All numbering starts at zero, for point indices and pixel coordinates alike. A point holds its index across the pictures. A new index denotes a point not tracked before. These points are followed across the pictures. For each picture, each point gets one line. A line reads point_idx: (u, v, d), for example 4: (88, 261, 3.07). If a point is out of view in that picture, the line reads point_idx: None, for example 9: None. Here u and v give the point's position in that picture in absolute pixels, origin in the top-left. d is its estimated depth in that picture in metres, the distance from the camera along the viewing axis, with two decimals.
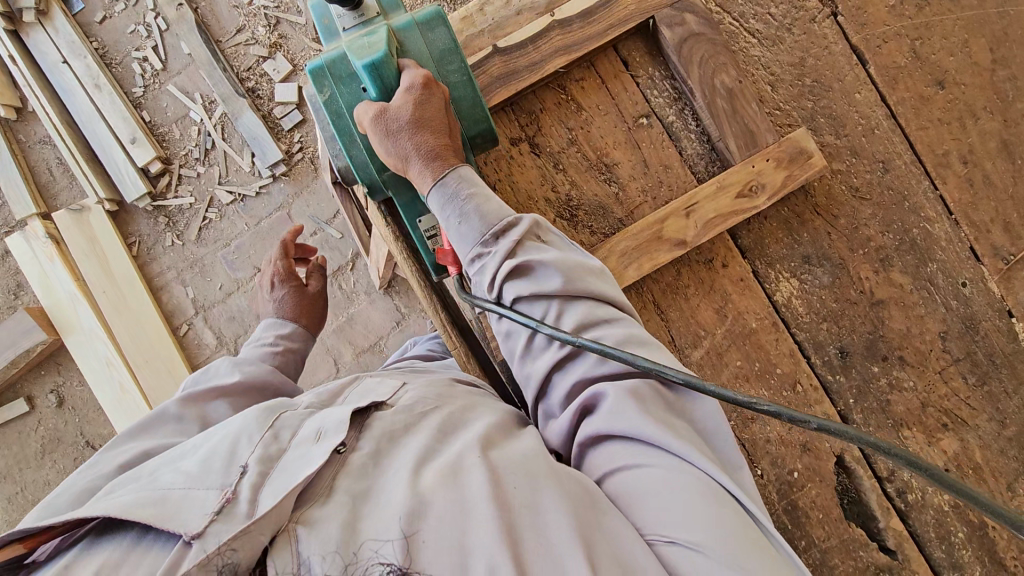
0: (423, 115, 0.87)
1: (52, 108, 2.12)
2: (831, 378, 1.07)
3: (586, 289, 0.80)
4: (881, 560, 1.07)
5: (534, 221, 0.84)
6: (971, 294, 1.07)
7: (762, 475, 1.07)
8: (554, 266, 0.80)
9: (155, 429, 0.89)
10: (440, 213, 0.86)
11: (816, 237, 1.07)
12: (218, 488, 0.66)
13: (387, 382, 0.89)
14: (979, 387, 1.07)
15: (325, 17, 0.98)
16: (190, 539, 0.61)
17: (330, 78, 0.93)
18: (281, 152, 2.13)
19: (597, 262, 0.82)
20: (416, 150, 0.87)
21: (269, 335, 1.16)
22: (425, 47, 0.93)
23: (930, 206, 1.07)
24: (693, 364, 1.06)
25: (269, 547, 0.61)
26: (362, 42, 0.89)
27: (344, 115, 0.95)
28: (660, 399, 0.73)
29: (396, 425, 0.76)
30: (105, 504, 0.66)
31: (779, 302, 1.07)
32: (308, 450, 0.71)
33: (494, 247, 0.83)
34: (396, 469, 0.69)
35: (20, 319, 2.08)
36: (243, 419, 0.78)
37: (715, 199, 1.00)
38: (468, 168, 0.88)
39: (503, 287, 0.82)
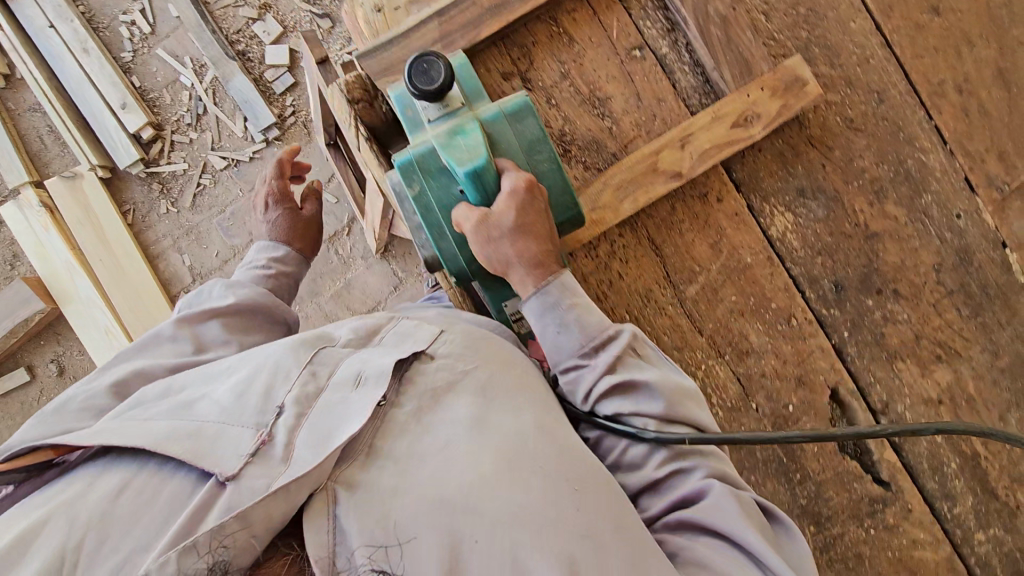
0: (525, 220, 0.89)
1: (42, 74, 2.10)
2: (826, 312, 1.07)
3: (686, 415, 0.84)
4: (874, 491, 1.09)
5: (634, 334, 0.89)
6: (965, 226, 1.07)
7: (757, 410, 1.07)
8: (656, 389, 0.84)
9: (154, 347, 1.00)
10: (538, 318, 0.90)
11: (810, 169, 1.06)
12: (252, 427, 0.77)
13: (422, 326, 0.98)
14: (973, 318, 1.08)
15: (408, 107, 0.95)
16: (224, 479, 0.71)
17: (420, 173, 0.92)
18: (273, 116, 2.11)
19: (695, 387, 0.87)
20: (518, 255, 0.90)
21: (262, 259, 1.21)
22: (514, 137, 0.93)
23: (925, 136, 1.06)
24: (688, 299, 1.06)
25: (308, 503, 0.71)
26: (457, 143, 0.89)
27: (434, 210, 0.94)
28: (759, 517, 0.78)
29: (439, 382, 0.86)
30: (145, 428, 0.77)
31: (774, 236, 1.07)
32: (347, 395, 0.82)
33: (593, 360, 0.88)
34: (445, 437, 0.78)
35: (17, 288, 2.08)
36: (284, 351, 0.88)
37: (710, 128, 1.00)
38: (569, 276, 0.92)
39: (600, 401, 0.87)
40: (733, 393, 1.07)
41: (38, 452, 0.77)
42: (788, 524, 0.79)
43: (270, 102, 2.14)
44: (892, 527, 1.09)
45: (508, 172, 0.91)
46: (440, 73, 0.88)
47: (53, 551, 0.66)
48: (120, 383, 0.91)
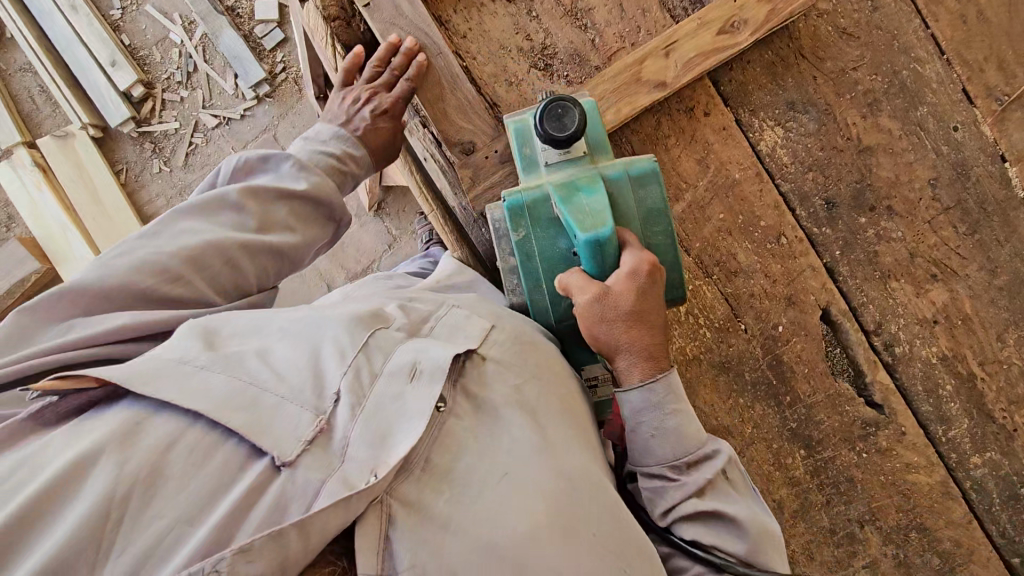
0: (642, 308, 0.77)
1: (30, 33, 2.08)
2: (817, 230, 1.05)
3: (767, 565, 0.73)
4: (866, 414, 1.07)
5: (731, 457, 0.76)
6: (962, 138, 1.04)
7: (746, 330, 1.05)
8: (744, 530, 0.73)
9: (217, 213, 0.82)
10: (629, 414, 0.78)
11: (800, 82, 1.03)
12: (311, 411, 0.65)
13: (475, 318, 0.82)
14: (970, 236, 1.05)
15: (526, 145, 0.89)
16: (281, 466, 0.60)
17: (528, 218, 0.85)
18: (264, 72, 2.08)
19: (782, 532, 0.75)
20: (627, 342, 0.77)
21: (336, 148, 0.93)
22: (635, 206, 0.84)
23: (921, 46, 1.03)
24: (674, 217, 1.04)
25: (359, 520, 0.61)
26: (582, 201, 0.80)
27: (535, 260, 0.86)
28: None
29: (499, 396, 0.74)
30: (199, 383, 0.63)
31: (763, 152, 1.04)
32: (405, 389, 0.68)
33: (683, 478, 0.76)
34: (506, 467, 0.68)
35: (10, 249, 2.03)
36: (340, 321, 0.74)
37: (696, 36, 0.97)
38: (676, 376, 0.78)
39: (679, 522, 0.76)
40: (720, 315, 1.05)
41: (79, 376, 0.62)
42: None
43: (261, 58, 2.11)
44: (885, 451, 1.07)
45: (631, 245, 0.81)
46: (573, 121, 0.81)
47: (97, 502, 0.54)
48: (190, 249, 0.77)
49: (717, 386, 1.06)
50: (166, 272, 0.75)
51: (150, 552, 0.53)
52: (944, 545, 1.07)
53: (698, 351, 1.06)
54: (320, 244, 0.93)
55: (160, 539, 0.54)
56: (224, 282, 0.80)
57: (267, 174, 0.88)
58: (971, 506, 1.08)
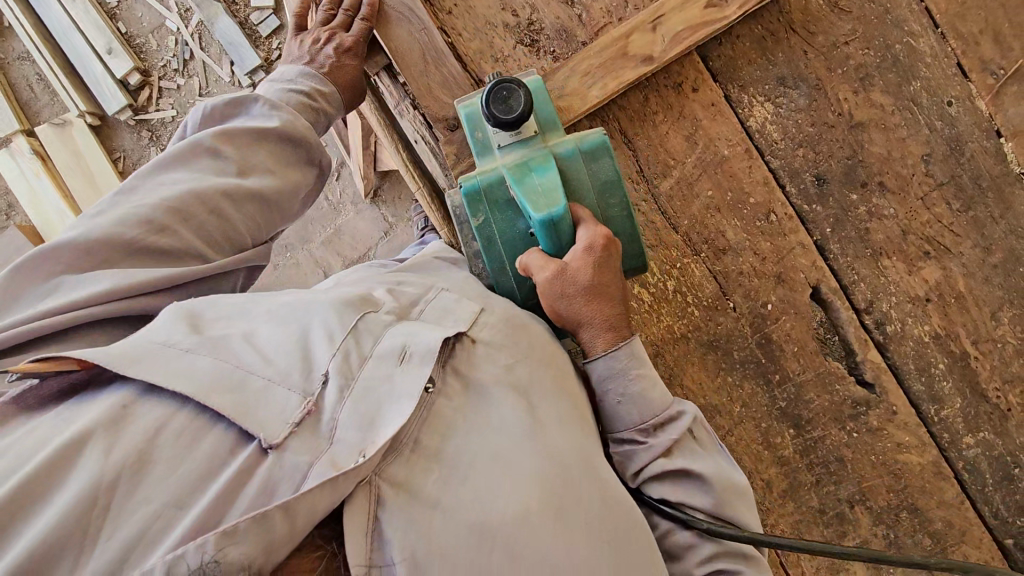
0: (602, 281, 0.77)
1: (28, 21, 2.09)
2: (808, 207, 1.04)
3: (735, 517, 0.75)
4: (856, 393, 1.06)
5: (697, 417, 0.78)
6: (956, 113, 1.02)
7: (735, 309, 1.05)
8: (710, 485, 0.75)
9: (193, 161, 0.83)
10: (597, 381, 0.79)
11: (791, 57, 1.01)
12: (299, 393, 0.64)
13: (465, 301, 0.82)
14: (964, 213, 1.03)
15: (478, 130, 0.90)
16: (267, 448, 0.60)
17: (485, 202, 0.87)
18: (259, 58, 2.07)
19: (749, 485, 0.77)
20: (591, 316, 0.78)
21: (304, 85, 0.94)
22: (589, 180, 0.86)
23: (914, 19, 1.01)
24: (662, 195, 1.03)
25: (347, 501, 0.60)
26: (533, 182, 0.82)
27: (496, 243, 0.88)
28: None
29: (487, 375, 0.74)
30: (184, 366, 0.63)
31: (753, 128, 1.03)
32: (393, 372, 0.68)
33: (651, 440, 0.77)
34: (493, 442, 0.68)
35: (10, 237, 2.06)
36: (328, 305, 0.73)
37: (683, 10, 0.95)
38: (640, 343, 0.79)
39: (649, 481, 0.78)
40: (708, 293, 1.04)
41: (63, 358, 0.62)
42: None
43: (256, 44, 2.10)
44: (876, 430, 1.06)
45: (586, 222, 0.81)
46: (519, 102, 0.83)
47: (83, 489, 0.53)
48: (173, 197, 0.78)
49: (706, 364, 1.05)
50: (150, 221, 0.76)
51: (138, 537, 0.53)
52: (936, 525, 1.06)
53: (686, 329, 1.05)
54: (304, 190, 0.94)
55: (145, 527, 0.53)
56: (211, 231, 0.81)
57: (240, 118, 0.88)
58: (963, 486, 1.07)
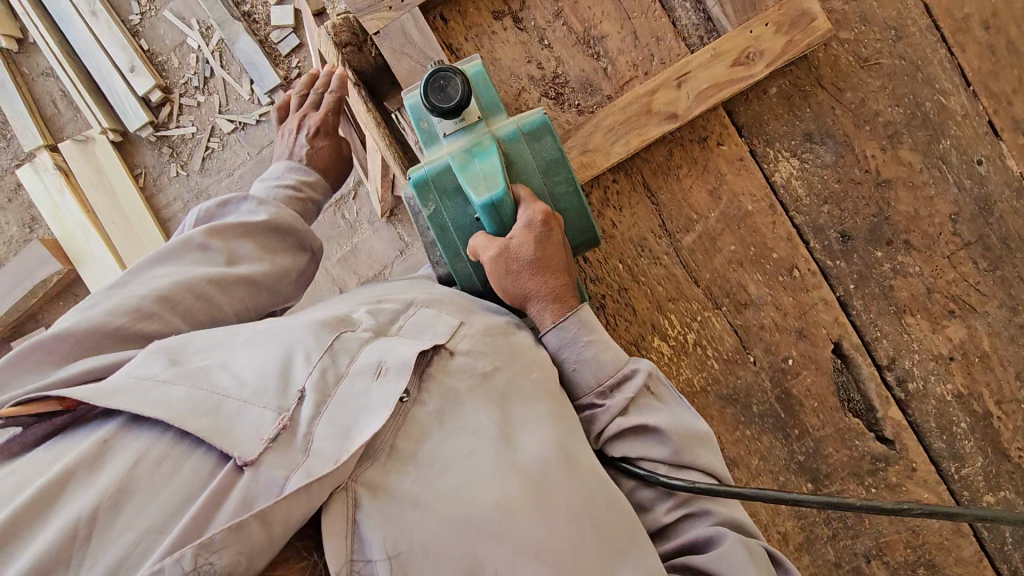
0: (545, 255, 0.82)
1: (52, 38, 2.11)
2: (831, 263, 1.03)
3: (697, 462, 0.77)
4: (876, 449, 1.05)
5: (649, 372, 0.81)
6: (986, 173, 1.01)
7: (755, 362, 1.04)
8: (668, 435, 0.77)
9: (182, 256, 0.86)
10: (555, 355, 0.84)
11: (819, 112, 1.01)
12: (274, 410, 0.65)
13: (445, 316, 0.83)
14: (991, 272, 1.02)
15: (423, 119, 0.89)
16: (243, 465, 0.60)
17: (434, 191, 0.87)
18: (278, 77, 2.09)
19: (707, 429, 0.79)
20: (537, 289, 0.84)
21: (290, 180, 1.04)
22: (533, 160, 0.87)
23: (946, 77, 1.00)
24: (684, 249, 1.02)
25: (324, 507, 0.60)
26: (475, 168, 0.84)
27: (449, 231, 0.89)
28: (767, 565, 0.71)
29: (462, 385, 0.75)
30: (161, 395, 0.64)
31: (777, 183, 1.02)
32: (369, 388, 0.69)
33: (609, 401, 0.81)
34: (465, 444, 0.69)
35: (34, 249, 2.10)
36: (301, 327, 0.74)
37: (709, 67, 0.95)
38: (588, 310, 0.85)
39: (611, 443, 0.80)
40: (730, 345, 1.04)
41: (46, 399, 0.65)
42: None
43: (276, 63, 2.12)
44: (895, 486, 1.05)
45: (527, 201, 0.85)
46: (457, 89, 0.83)
47: (68, 521, 0.56)
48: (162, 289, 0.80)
49: (724, 416, 1.05)
50: (139, 309, 0.78)
51: (120, 563, 0.54)
52: None
53: (705, 382, 1.04)
54: (295, 275, 0.96)
55: (127, 552, 0.55)
56: (199, 317, 0.82)
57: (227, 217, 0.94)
58: (983, 544, 1.06)
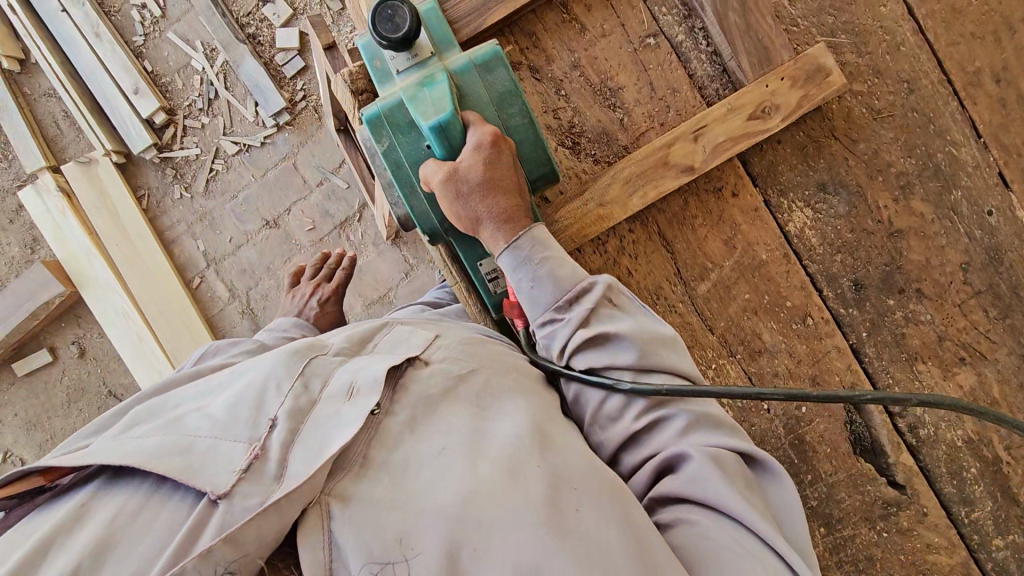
0: (494, 175, 0.84)
1: (54, 59, 2.09)
2: (844, 311, 1.04)
3: (663, 364, 0.78)
4: (888, 494, 1.07)
5: (609, 283, 0.82)
6: (996, 224, 1.02)
7: (768, 410, 1.06)
8: (630, 340, 0.78)
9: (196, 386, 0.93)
10: (511, 275, 0.83)
11: (833, 163, 1.02)
12: (245, 442, 0.68)
13: (419, 332, 0.91)
14: (1001, 320, 1.03)
15: (376, 57, 0.91)
16: (216, 499, 0.63)
17: (387, 127, 0.88)
18: (284, 100, 2.08)
19: (672, 332, 0.80)
20: (488, 211, 0.85)
21: (296, 332, 1.24)
22: (485, 91, 0.88)
23: (957, 129, 1.01)
24: (699, 297, 1.03)
25: (300, 520, 0.64)
26: (424, 95, 0.85)
27: (404, 166, 0.90)
28: (740, 470, 0.71)
29: (435, 390, 0.78)
30: (135, 447, 0.67)
31: (791, 233, 1.03)
32: (341, 408, 0.73)
33: (568, 314, 0.81)
34: (435, 442, 0.71)
35: (37, 271, 2.09)
36: (271, 362, 0.79)
37: (726, 121, 0.95)
38: (540, 229, 0.85)
39: (573, 355, 0.82)
40: (745, 393, 1.04)
41: (27, 476, 0.67)
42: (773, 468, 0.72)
43: (281, 86, 2.11)
44: (906, 530, 1.07)
45: (475, 126, 0.86)
46: (405, 21, 0.84)
47: None
48: None
49: None
50: None
51: None
52: None
53: None
54: None
55: None
56: None
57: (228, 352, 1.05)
58: None
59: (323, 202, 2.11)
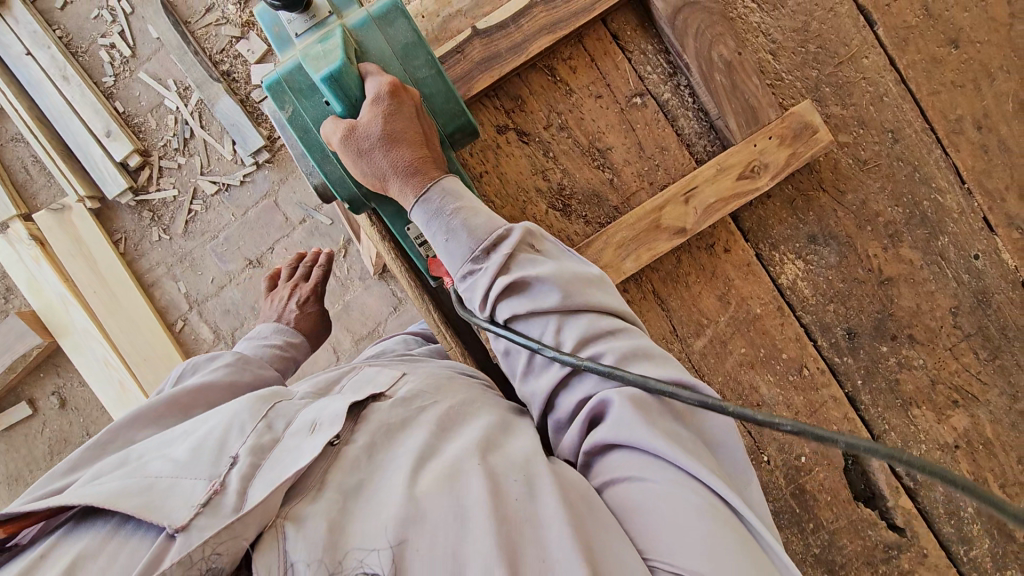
0: (396, 128, 0.81)
1: (21, 105, 2.03)
2: (838, 359, 1.04)
3: (587, 305, 0.73)
4: (888, 538, 1.07)
5: (528, 228, 0.77)
6: (983, 267, 1.03)
7: (768, 461, 1.08)
8: (551, 281, 0.73)
9: (165, 419, 0.85)
10: (425, 229, 0.80)
11: (822, 215, 1.02)
12: (205, 479, 0.63)
13: (385, 372, 0.85)
14: (992, 361, 1.04)
15: (274, 24, 0.91)
16: (173, 532, 0.57)
17: (290, 92, 0.87)
18: (262, 138, 2.02)
19: (597, 272, 0.75)
20: (393, 167, 0.81)
21: (276, 339, 1.21)
22: (386, 44, 0.86)
23: (942, 175, 1.02)
24: (696, 353, 1.03)
25: (256, 543, 0.57)
26: (318, 50, 0.83)
27: (312, 131, 0.89)
28: (665, 410, 0.68)
29: (394, 418, 0.72)
30: (94, 489, 0.63)
31: (784, 285, 1.03)
32: (302, 441, 0.68)
33: (485, 261, 0.76)
34: (393, 463, 0.65)
35: (13, 324, 2.03)
36: (235, 407, 0.74)
37: (715, 181, 0.95)
38: (451, 181, 0.81)
39: (498, 305, 0.76)
40: (744, 444, 1.08)
41: None
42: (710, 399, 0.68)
43: (257, 123, 2.04)
44: (907, 573, 1.07)
45: (373, 75, 0.84)
46: None
47: None
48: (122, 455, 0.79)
49: None
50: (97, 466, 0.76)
51: None
52: None
53: None
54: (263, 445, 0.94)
55: None
56: None
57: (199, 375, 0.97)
58: None
59: (307, 239, 2.07)
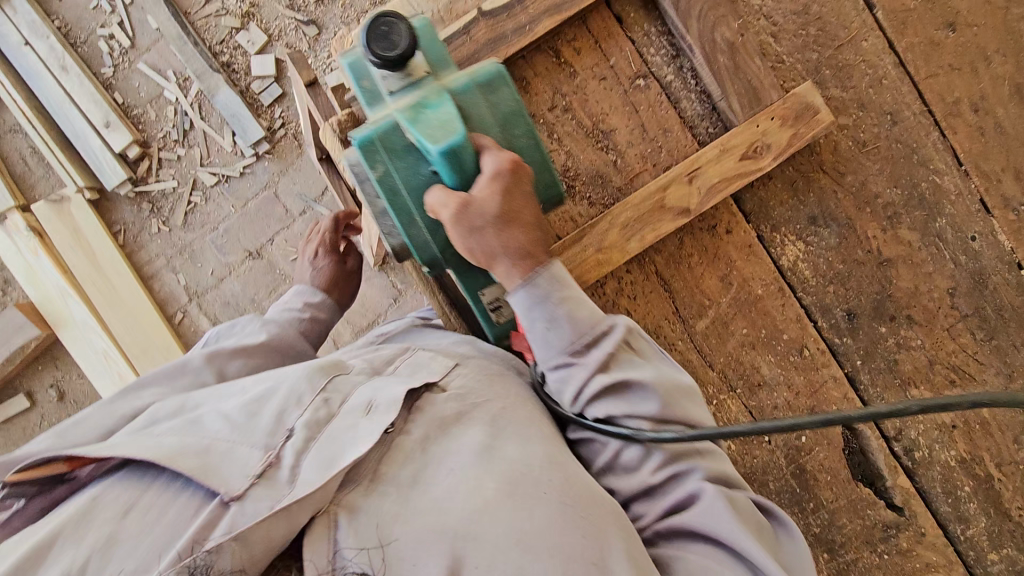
0: (512, 207, 0.74)
1: (20, 95, 2.02)
2: (838, 340, 1.06)
3: (683, 415, 0.74)
4: (887, 517, 1.08)
5: (629, 327, 0.77)
6: (980, 248, 1.05)
7: (770, 442, 1.08)
8: (654, 388, 0.73)
9: (177, 377, 0.87)
10: (525, 316, 0.74)
11: (822, 197, 1.03)
12: (261, 449, 0.64)
13: (439, 357, 0.83)
14: (988, 341, 1.06)
15: (363, 77, 0.79)
16: (229, 501, 0.59)
17: (383, 153, 0.75)
18: (262, 129, 2.02)
19: (692, 382, 0.76)
20: (505, 248, 0.74)
21: (297, 301, 1.09)
22: (489, 113, 0.78)
23: (939, 157, 1.03)
24: (698, 334, 1.04)
25: (307, 526, 0.59)
26: (429, 118, 0.73)
27: (402, 194, 0.77)
28: (752, 517, 0.71)
29: (450, 411, 0.72)
30: (151, 441, 0.64)
31: (785, 267, 1.04)
32: (358, 422, 0.67)
33: (586, 359, 0.74)
34: (451, 459, 0.66)
35: (11, 315, 2.02)
36: (294, 372, 0.73)
37: (719, 162, 0.96)
38: (561, 267, 0.76)
39: (591, 403, 0.75)
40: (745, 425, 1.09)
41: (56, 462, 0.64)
42: (788, 524, 0.72)
43: (257, 113, 2.04)
44: (905, 551, 1.08)
45: (488, 149, 0.75)
46: (402, 37, 0.73)
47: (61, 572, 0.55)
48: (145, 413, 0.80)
49: None
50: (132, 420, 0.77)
51: None
52: None
53: None
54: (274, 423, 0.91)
55: None
56: None
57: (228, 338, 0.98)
58: None
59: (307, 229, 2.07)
